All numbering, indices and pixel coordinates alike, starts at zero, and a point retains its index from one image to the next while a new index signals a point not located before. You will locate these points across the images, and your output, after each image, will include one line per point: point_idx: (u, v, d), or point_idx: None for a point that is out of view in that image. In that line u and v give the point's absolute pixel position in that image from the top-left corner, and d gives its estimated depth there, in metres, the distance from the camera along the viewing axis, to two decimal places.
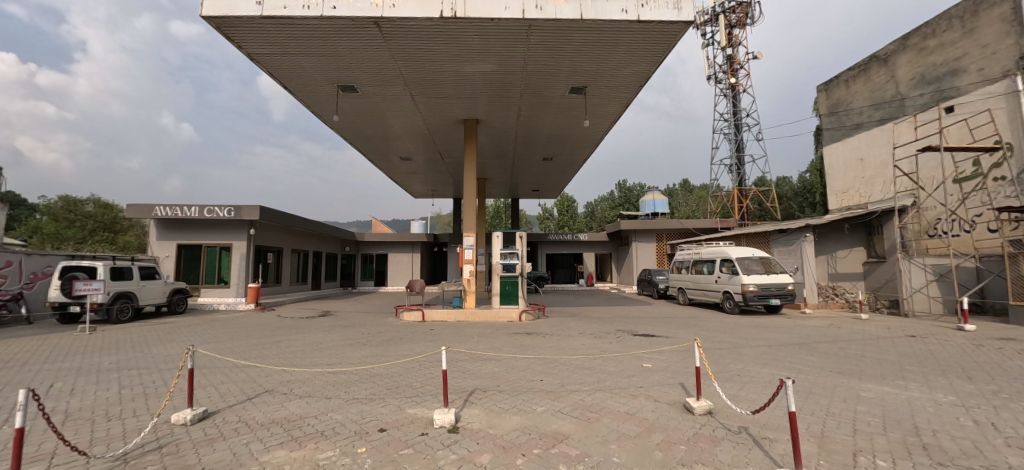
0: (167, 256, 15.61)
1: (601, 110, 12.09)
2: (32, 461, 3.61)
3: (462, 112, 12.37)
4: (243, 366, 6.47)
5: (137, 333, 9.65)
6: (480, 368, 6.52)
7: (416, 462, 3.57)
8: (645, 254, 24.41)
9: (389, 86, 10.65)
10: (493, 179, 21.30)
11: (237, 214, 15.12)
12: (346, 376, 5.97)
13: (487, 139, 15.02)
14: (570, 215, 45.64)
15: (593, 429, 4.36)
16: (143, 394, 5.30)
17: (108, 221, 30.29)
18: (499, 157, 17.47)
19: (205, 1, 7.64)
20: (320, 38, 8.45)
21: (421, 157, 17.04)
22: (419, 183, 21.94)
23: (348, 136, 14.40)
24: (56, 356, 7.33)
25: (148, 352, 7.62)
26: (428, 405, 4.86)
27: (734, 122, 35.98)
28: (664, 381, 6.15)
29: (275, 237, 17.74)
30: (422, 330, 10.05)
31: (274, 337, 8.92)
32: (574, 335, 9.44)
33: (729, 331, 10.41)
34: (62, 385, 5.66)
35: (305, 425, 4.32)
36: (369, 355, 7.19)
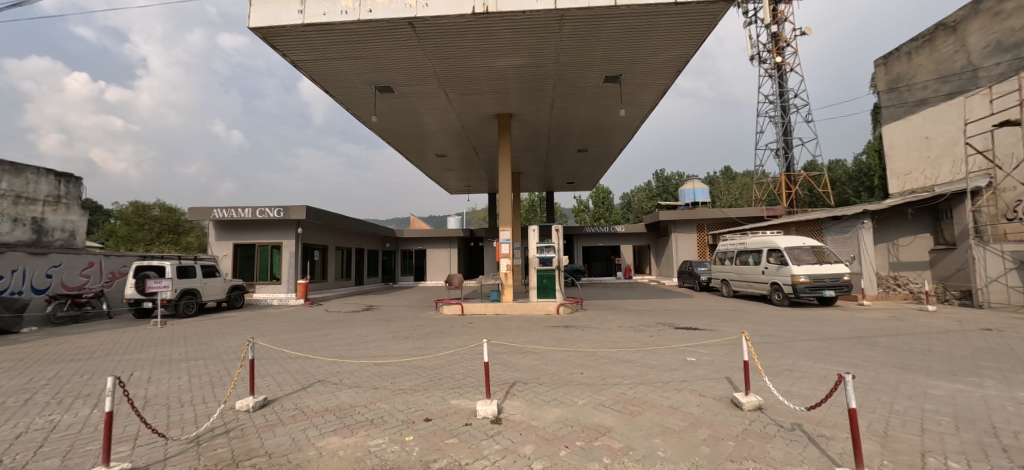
0: (225, 255, 16.70)
1: (636, 98, 11.77)
2: (119, 441, 3.99)
3: (495, 107, 12.41)
4: (297, 357, 6.85)
5: (201, 327, 10.41)
6: (519, 361, 6.57)
7: (461, 451, 3.65)
8: (686, 245, 23.64)
9: (424, 85, 10.84)
10: (527, 172, 21.26)
11: (285, 214, 15.94)
12: (392, 368, 6.19)
13: (520, 134, 15.01)
14: (605, 207, 44.96)
15: (636, 422, 4.29)
16: (210, 383, 5.72)
17: (172, 223, 32.76)
18: (533, 151, 17.41)
19: (252, 13, 8.07)
20: (357, 42, 8.72)
21: (456, 153, 17.28)
22: (455, 179, 22.27)
23: (386, 135, 14.81)
24: (135, 347, 8.04)
25: (212, 344, 8.22)
26: (470, 397, 4.96)
27: (780, 104, 34.07)
28: (708, 375, 5.97)
29: (321, 235, 18.59)
30: (461, 324, 10.23)
31: (323, 331, 9.37)
32: (613, 328, 9.32)
33: (779, 324, 9.93)
34: (140, 373, 6.19)
35: (355, 413, 4.52)
36: (411, 348, 7.42)
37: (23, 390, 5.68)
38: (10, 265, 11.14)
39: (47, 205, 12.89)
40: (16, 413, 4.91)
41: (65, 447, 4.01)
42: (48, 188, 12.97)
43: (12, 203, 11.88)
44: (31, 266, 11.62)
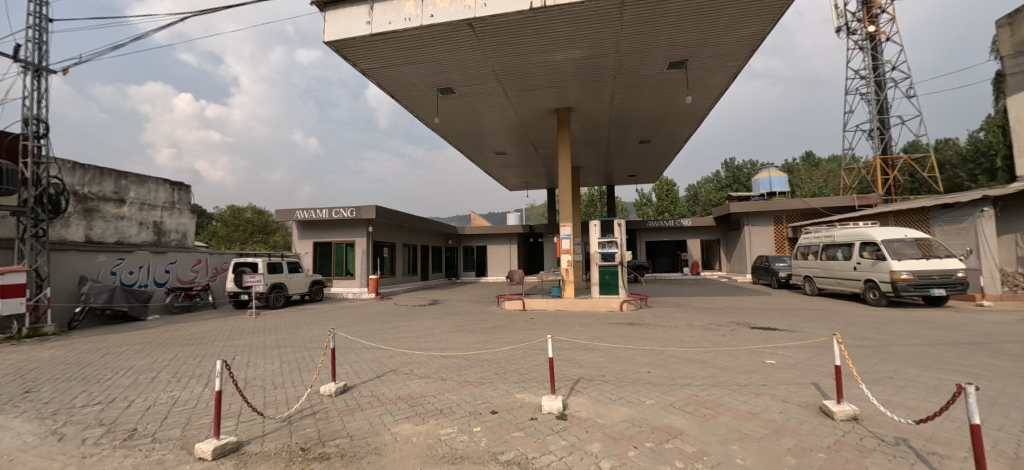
0: (306, 252, 18.23)
1: (703, 83, 11.09)
2: (226, 416, 4.51)
3: (554, 101, 12.31)
4: (371, 347, 7.32)
5: (288, 318, 11.48)
6: (582, 358, 6.47)
7: (527, 445, 3.67)
8: (761, 239, 21.93)
9: (483, 85, 11.03)
10: (586, 166, 20.87)
11: (357, 214, 17.06)
12: (459, 361, 6.38)
13: (579, 127, 14.79)
14: (669, 200, 42.99)
15: (710, 426, 4.05)
16: (298, 368, 6.28)
17: (262, 224, 36.49)
18: (593, 144, 17.05)
19: (327, 28, 8.72)
20: (420, 47, 9.06)
21: (515, 150, 17.42)
22: (513, 176, 22.46)
23: (448, 136, 15.29)
24: (237, 334, 9.07)
25: (298, 333, 9.04)
26: (535, 391, 4.98)
27: (874, 79, 30.35)
28: (792, 380, 5.48)
29: (389, 233, 19.67)
30: (523, 319, 10.31)
31: (393, 323, 9.92)
32: (681, 327, 8.88)
33: (876, 326, 8.87)
34: (241, 358, 6.97)
35: (426, 402, 4.73)
36: (476, 341, 7.62)
37: (151, 369, 6.62)
38: (137, 262, 13.02)
39: (165, 210, 14.86)
40: (146, 388, 5.74)
41: (184, 420, 4.62)
42: (164, 196, 14.94)
43: (138, 209, 13.86)
44: (153, 263, 13.51)
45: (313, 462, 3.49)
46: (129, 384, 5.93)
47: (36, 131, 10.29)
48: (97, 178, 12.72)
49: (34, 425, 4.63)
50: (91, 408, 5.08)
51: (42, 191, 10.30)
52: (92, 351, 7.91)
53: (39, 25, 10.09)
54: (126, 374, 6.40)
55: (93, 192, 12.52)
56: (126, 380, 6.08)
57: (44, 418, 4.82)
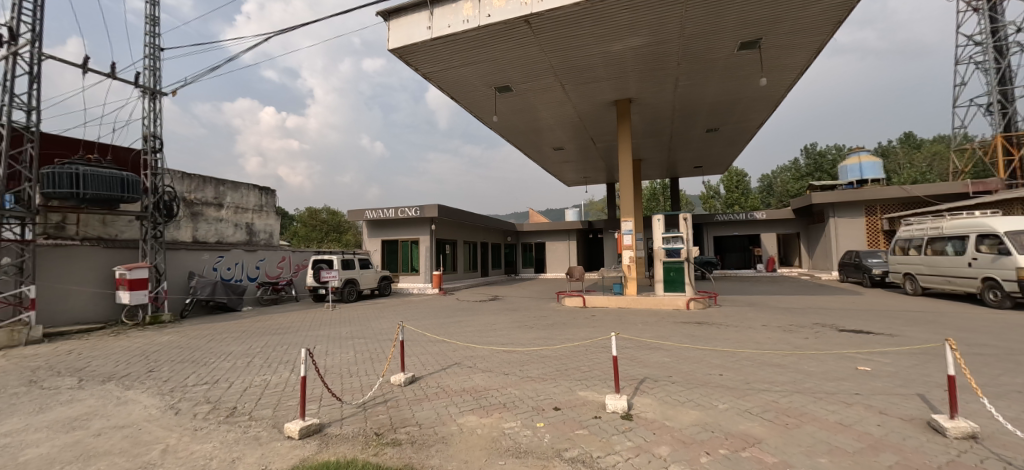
0: (375, 249, 19.37)
1: (780, 63, 10.19)
2: (311, 400, 4.93)
3: (613, 93, 11.98)
4: (437, 341, 7.61)
5: (361, 311, 12.30)
6: (646, 357, 6.24)
7: (592, 444, 3.61)
8: (849, 232, 19.76)
9: (541, 81, 11.00)
10: (648, 159, 20.04)
11: (420, 212, 17.82)
12: (520, 356, 6.43)
13: (641, 118, 14.26)
14: (740, 192, 40.09)
15: (793, 436, 3.73)
16: (370, 359, 6.69)
17: (335, 224, 39.34)
18: (655, 135, 16.34)
19: (391, 37, 9.19)
20: (478, 47, 9.23)
21: (573, 145, 17.22)
22: (571, 171, 22.16)
23: (505, 134, 15.45)
24: (316, 325, 9.87)
25: (370, 326, 9.64)
26: (598, 390, 4.88)
27: (993, 45, 26.06)
28: (892, 390, 4.87)
29: (451, 231, 20.32)
30: (583, 316, 10.18)
31: (456, 318, 10.25)
32: (756, 327, 8.26)
33: (1000, 332, 7.61)
34: (321, 347, 7.58)
35: (489, 395, 4.83)
36: (537, 337, 7.64)
37: (246, 355, 7.41)
38: (234, 259, 14.60)
39: (255, 212, 16.54)
40: (243, 371, 6.43)
41: (276, 401, 5.13)
42: (254, 199, 16.60)
43: (234, 212, 15.56)
44: (246, 261, 15.07)
45: (387, 447, 3.70)
46: (229, 367, 6.69)
47: (153, 146, 11.87)
48: (200, 186, 14.45)
49: (157, 400, 5.38)
50: (200, 387, 5.80)
51: (159, 198, 11.85)
52: (200, 337, 9.02)
53: (154, 54, 11.63)
54: (227, 358, 7.22)
55: (198, 198, 14.27)
56: (227, 364, 6.86)
57: (165, 394, 5.58)
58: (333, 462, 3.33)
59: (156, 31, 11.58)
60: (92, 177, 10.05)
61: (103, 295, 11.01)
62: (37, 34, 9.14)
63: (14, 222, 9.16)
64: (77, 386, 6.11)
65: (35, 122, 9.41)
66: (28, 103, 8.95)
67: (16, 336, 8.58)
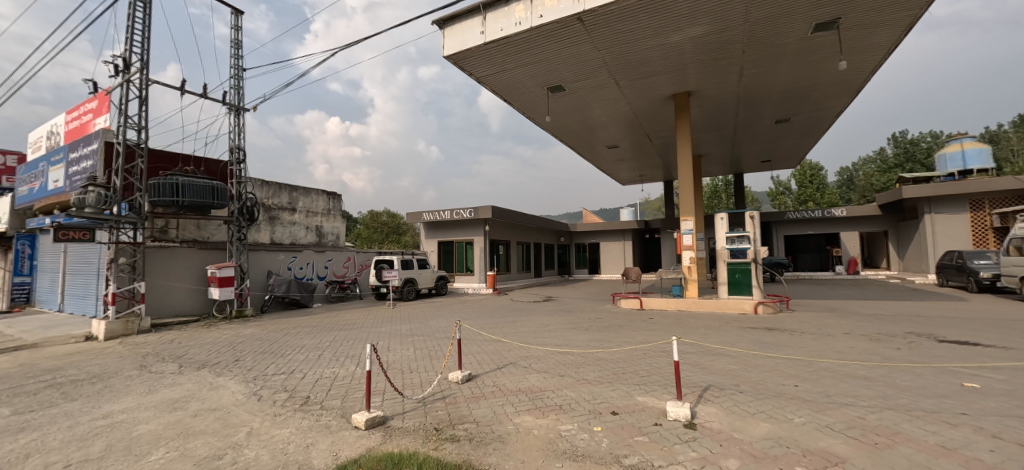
0: (432, 250, 20.07)
1: (862, 44, 9.23)
2: (375, 393, 5.21)
3: (671, 87, 11.50)
4: (493, 340, 7.73)
5: (419, 309, 12.82)
6: (710, 364, 5.91)
7: (652, 452, 3.48)
8: (949, 230, 17.46)
9: (594, 78, 10.81)
10: (709, 154, 18.99)
11: (474, 214, 18.21)
12: (575, 358, 6.36)
13: (701, 112, 13.57)
14: (815, 187, 36.83)
15: (884, 458, 3.34)
16: (429, 355, 6.94)
17: (395, 225, 41.37)
18: (717, 129, 15.45)
19: (447, 44, 9.48)
20: (531, 49, 9.26)
21: (628, 143, 16.75)
22: (626, 169, 21.55)
23: (558, 134, 15.36)
24: (379, 322, 10.40)
25: (428, 324, 10.00)
26: (658, 395, 4.70)
27: None
28: (1009, 412, 4.22)
29: (504, 232, 20.55)
30: (640, 319, 9.85)
31: (510, 318, 10.35)
32: (836, 335, 7.54)
33: None
34: (383, 343, 7.98)
35: (545, 397, 4.81)
36: (592, 340, 7.50)
37: (317, 348, 7.98)
38: (305, 259, 15.79)
39: (323, 215, 17.74)
40: (315, 363, 6.93)
41: (344, 392, 5.47)
42: (323, 204, 17.82)
43: (305, 216, 16.82)
44: (316, 261, 16.26)
45: (446, 442, 3.80)
46: (303, 359, 7.24)
47: (238, 157, 13.15)
48: (276, 192, 15.79)
49: (243, 386, 5.95)
50: (278, 376, 6.35)
51: (242, 203, 13.08)
52: (278, 331, 9.85)
53: (238, 74, 12.88)
54: (301, 350, 7.83)
55: (274, 203, 15.59)
56: (301, 356, 7.43)
57: (249, 381, 6.16)
58: (396, 454, 3.48)
59: (239, 54, 12.82)
60: (189, 186, 11.25)
61: (198, 291, 12.39)
62: (145, 63, 10.46)
63: (129, 226, 10.56)
64: (178, 371, 6.91)
65: (144, 140, 10.76)
66: (138, 123, 10.26)
67: (130, 326, 9.90)
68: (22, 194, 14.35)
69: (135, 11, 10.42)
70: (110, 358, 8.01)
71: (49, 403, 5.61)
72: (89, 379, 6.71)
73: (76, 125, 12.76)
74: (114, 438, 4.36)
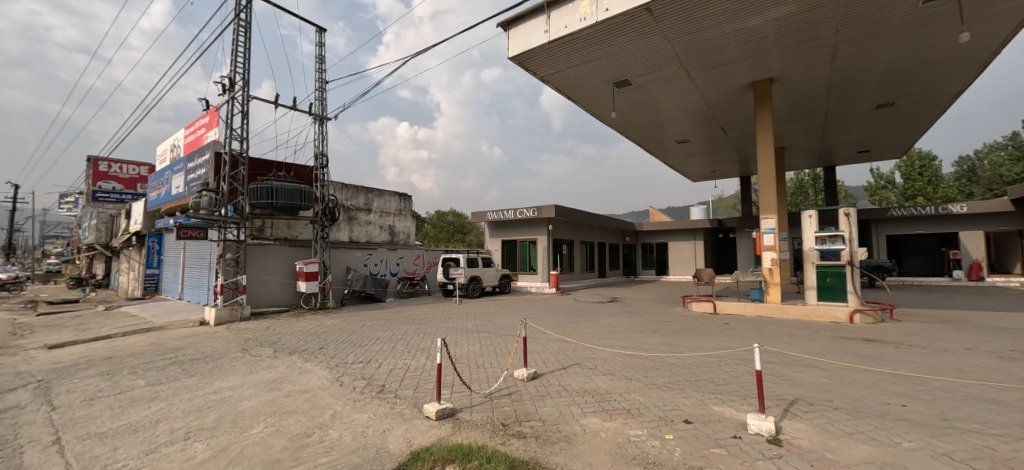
0: (496, 249, 20.47)
1: (991, 10, 7.89)
2: (445, 385, 5.44)
3: (749, 74, 10.68)
4: (557, 339, 7.71)
5: (485, 307, 13.12)
6: (796, 375, 5.41)
7: (731, 466, 3.26)
8: None
9: (664, 70, 10.36)
10: (794, 146, 17.35)
11: (538, 213, 18.28)
12: (643, 361, 6.14)
13: (784, 100, 12.44)
14: (925, 179, 32.24)
15: None
16: (495, 352, 7.09)
17: (460, 224, 42.70)
18: (804, 118, 14.07)
19: (511, 45, 9.62)
20: (597, 44, 9.09)
21: (699, 137, 15.81)
22: (696, 165, 20.36)
23: (623, 130, 14.91)
24: (446, 318, 10.83)
25: (494, 321, 10.22)
26: (737, 406, 4.39)
27: None
28: None
29: (568, 231, 20.38)
30: (714, 323, 9.27)
31: (575, 318, 10.24)
32: (955, 350, 6.53)
33: None
34: (452, 338, 8.29)
35: (612, 400, 4.70)
36: (662, 343, 7.20)
37: (391, 340, 8.49)
38: (380, 257, 16.81)
39: (395, 216, 18.82)
40: (390, 354, 7.39)
41: (416, 383, 5.78)
42: (395, 204, 18.89)
43: (379, 216, 18.00)
44: (389, 258, 17.26)
45: (513, 438, 3.87)
46: (379, 350, 7.76)
47: (321, 162, 14.36)
48: (355, 194, 17.05)
49: (328, 372, 6.51)
50: (357, 364, 6.85)
51: (325, 205, 14.13)
52: (356, 323, 10.64)
53: (322, 86, 14.08)
54: (377, 342, 8.39)
55: (352, 204, 16.85)
56: (377, 347, 7.96)
57: (333, 368, 6.73)
58: (466, 445, 3.59)
59: (323, 68, 14.00)
60: (281, 189, 12.47)
61: (288, 284, 13.74)
62: (246, 81, 11.80)
63: (234, 226, 11.99)
64: (273, 355, 7.72)
65: (245, 149, 12.13)
66: (241, 134, 11.60)
67: (235, 313, 11.24)
68: (153, 198, 16.90)
69: (239, 36, 11.78)
70: (219, 341, 9.15)
71: (173, 378, 6.55)
72: (203, 359, 7.72)
73: (193, 139, 14.74)
74: (223, 412, 4.98)
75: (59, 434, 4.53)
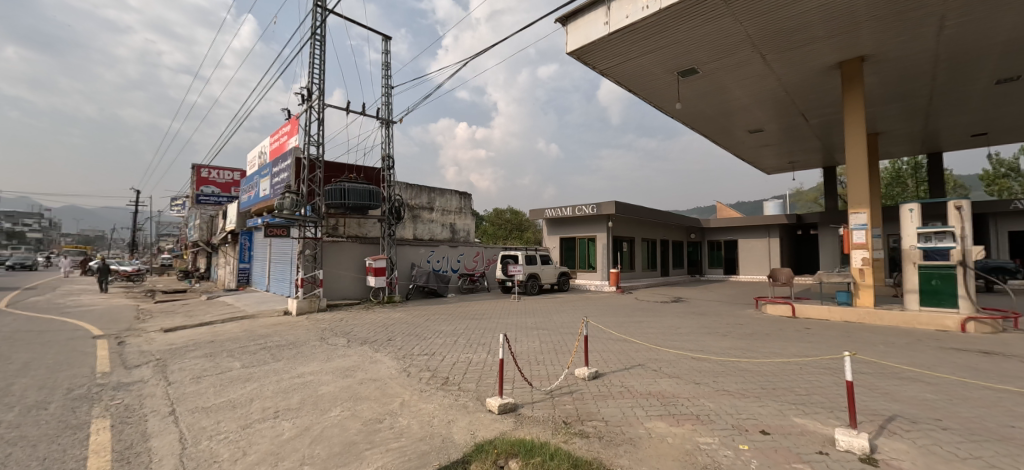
0: (554, 246, 20.44)
1: None
2: (507, 380, 5.55)
3: (835, 53, 9.68)
4: (619, 339, 7.54)
5: (543, 304, 13.16)
6: (893, 389, 4.85)
7: None
8: None
9: (735, 55, 9.69)
10: (890, 130, 15.41)
11: (597, 210, 17.95)
12: (713, 366, 5.82)
13: (878, 79, 11.11)
14: None
15: None
16: (555, 349, 7.10)
17: (517, 222, 43.10)
18: (903, 99, 12.47)
19: (569, 40, 9.52)
20: (660, 32, 8.71)
21: (776, 125, 14.58)
22: (771, 155, 18.81)
23: (689, 121, 14.15)
24: (506, 314, 11.00)
25: (553, 318, 10.23)
26: (823, 420, 4.02)
27: None
28: None
29: (628, 228, 19.79)
30: (792, 327, 8.54)
31: (636, 317, 9.94)
32: None
33: None
34: (512, 334, 8.42)
35: (679, 404, 4.52)
36: (733, 347, 6.77)
37: (453, 334, 8.81)
38: (442, 253, 17.40)
39: (456, 213, 19.43)
40: (453, 348, 7.67)
41: (479, 376, 5.96)
42: (456, 203, 19.48)
43: (441, 215, 18.71)
44: (450, 255, 17.82)
45: (575, 437, 3.85)
46: (442, 343, 8.09)
47: (388, 164, 15.15)
48: (418, 193, 17.86)
49: (396, 362, 6.90)
50: (423, 356, 7.20)
51: (392, 204, 14.86)
52: (420, 316, 11.15)
53: (388, 92, 14.85)
54: (441, 336, 8.74)
55: (416, 203, 17.66)
56: (440, 340, 8.30)
57: (401, 359, 7.13)
58: (528, 441, 3.64)
59: (388, 74, 14.75)
60: (353, 190, 13.35)
61: (358, 278, 14.71)
62: (322, 90, 12.76)
63: (312, 225, 13.03)
64: (347, 345, 8.33)
65: (320, 154, 13.13)
66: (318, 139, 12.58)
67: (313, 304, 12.29)
68: (244, 200, 18.87)
69: (316, 49, 12.78)
70: (301, 330, 10.05)
71: (264, 361, 7.31)
72: (287, 345, 8.51)
73: (277, 146, 16.24)
74: (305, 394, 5.47)
75: (175, 406, 5.23)
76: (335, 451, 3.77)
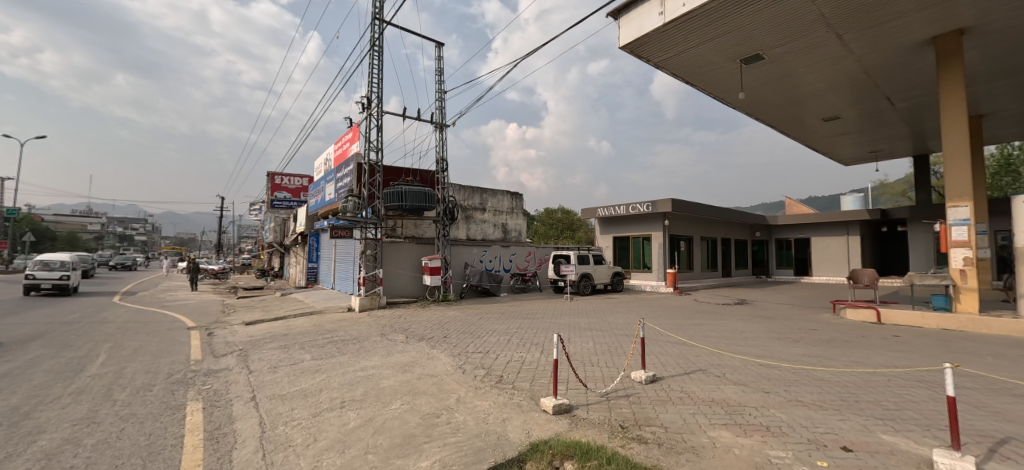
0: (607, 246, 20.04)
1: None
2: (561, 381, 5.54)
3: (928, 28, 8.62)
4: (678, 342, 7.26)
5: (595, 304, 12.97)
6: (1006, 408, 4.23)
7: None
8: None
9: (806, 37, 8.93)
10: (998, 111, 13.45)
11: (652, 208, 17.32)
12: (784, 374, 5.42)
13: (982, 54, 9.75)
14: None
15: None
16: (610, 351, 6.98)
17: (569, 222, 42.72)
18: (1015, 75, 10.84)
19: (621, 34, 9.30)
20: (721, 18, 8.24)
21: (855, 111, 13.27)
22: (849, 145, 17.12)
23: (754, 111, 13.27)
24: (559, 314, 10.96)
25: (607, 319, 10.04)
26: (918, 439, 3.60)
27: None
28: None
29: (685, 226, 18.92)
30: (877, 334, 7.73)
31: (696, 320, 9.48)
32: None
33: None
34: (565, 334, 8.38)
35: (746, 413, 4.25)
36: (807, 354, 6.26)
37: (507, 333, 8.93)
38: (494, 253, 17.63)
39: (508, 213, 19.63)
40: (507, 347, 7.77)
41: (532, 376, 5.99)
42: (507, 203, 19.68)
43: (493, 215, 18.99)
44: (502, 255, 18.02)
45: (633, 442, 3.76)
46: (496, 342, 8.22)
47: (442, 167, 15.62)
48: (471, 195, 18.27)
49: (452, 359, 7.12)
50: (477, 354, 7.36)
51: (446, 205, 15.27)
52: (473, 315, 11.42)
53: (441, 97, 15.30)
54: (494, 334, 8.88)
55: (469, 204, 18.06)
56: (494, 339, 8.44)
57: (456, 356, 7.35)
58: (585, 443, 3.61)
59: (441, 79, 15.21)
60: (410, 193, 13.88)
61: (415, 277, 15.30)
62: (380, 98, 13.42)
63: (372, 226, 13.71)
64: (406, 341, 8.72)
65: (379, 159, 13.82)
66: (377, 145, 13.25)
67: (374, 301, 12.99)
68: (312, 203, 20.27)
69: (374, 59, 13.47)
70: (363, 325, 10.65)
71: (332, 354, 7.85)
72: (352, 340, 9.06)
73: (340, 153, 17.30)
74: (368, 387, 5.80)
75: (256, 393, 5.77)
76: (396, 442, 3.96)
